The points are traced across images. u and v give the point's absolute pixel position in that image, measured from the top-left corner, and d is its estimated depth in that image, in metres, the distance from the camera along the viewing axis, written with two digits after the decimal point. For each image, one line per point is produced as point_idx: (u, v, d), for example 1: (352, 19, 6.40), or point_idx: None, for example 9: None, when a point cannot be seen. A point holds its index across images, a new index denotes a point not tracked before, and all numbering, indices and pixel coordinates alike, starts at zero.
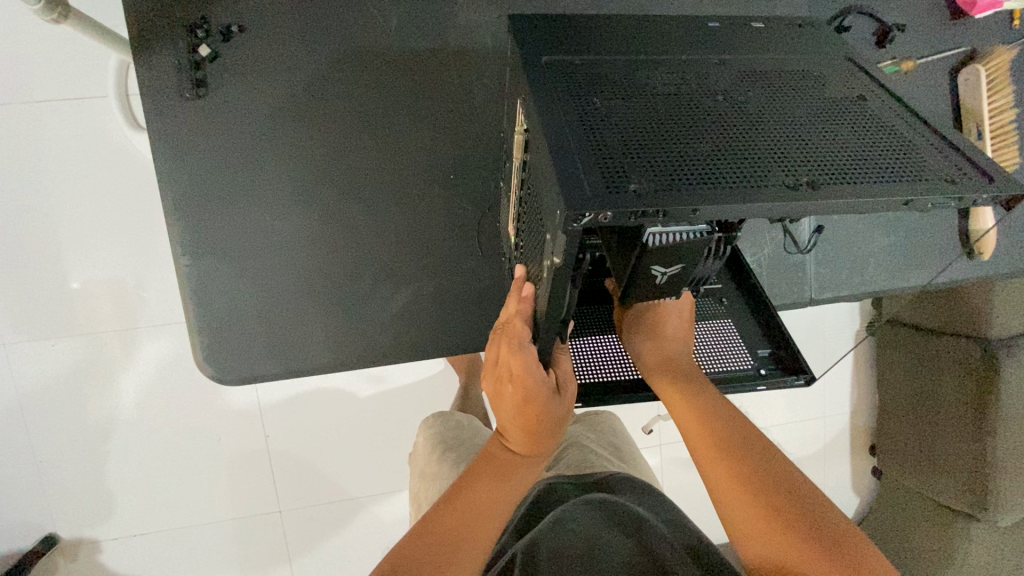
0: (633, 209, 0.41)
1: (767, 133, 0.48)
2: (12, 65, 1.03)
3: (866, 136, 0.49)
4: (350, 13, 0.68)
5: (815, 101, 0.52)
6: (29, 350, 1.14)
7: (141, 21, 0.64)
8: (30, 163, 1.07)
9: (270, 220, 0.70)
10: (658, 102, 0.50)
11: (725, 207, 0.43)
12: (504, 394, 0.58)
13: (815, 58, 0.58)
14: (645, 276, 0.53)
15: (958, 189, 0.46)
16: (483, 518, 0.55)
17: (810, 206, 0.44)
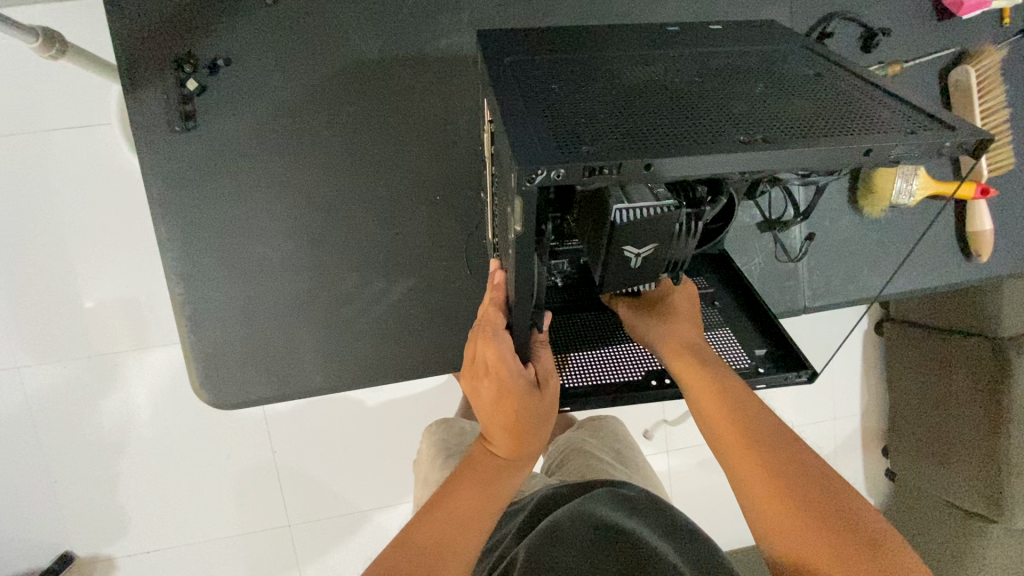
0: (586, 163, 0.39)
1: (721, 102, 0.48)
2: (18, 97, 1.06)
3: (821, 103, 0.49)
4: (331, 41, 0.69)
5: (770, 78, 0.52)
6: (41, 373, 1.17)
7: (132, 58, 0.66)
8: (37, 191, 1.11)
9: (259, 245, 0.72)
10: (613, 84, 0.50)
11: (681, 161, 0.41)
12: (482, 393, 0.57)
13: (773, 49, 0.58)
14: (617, 258, 0.49)
15: (924, 137, 0.44)
16: (464, 526, 0.54)
17: (766, 157, 0.42)
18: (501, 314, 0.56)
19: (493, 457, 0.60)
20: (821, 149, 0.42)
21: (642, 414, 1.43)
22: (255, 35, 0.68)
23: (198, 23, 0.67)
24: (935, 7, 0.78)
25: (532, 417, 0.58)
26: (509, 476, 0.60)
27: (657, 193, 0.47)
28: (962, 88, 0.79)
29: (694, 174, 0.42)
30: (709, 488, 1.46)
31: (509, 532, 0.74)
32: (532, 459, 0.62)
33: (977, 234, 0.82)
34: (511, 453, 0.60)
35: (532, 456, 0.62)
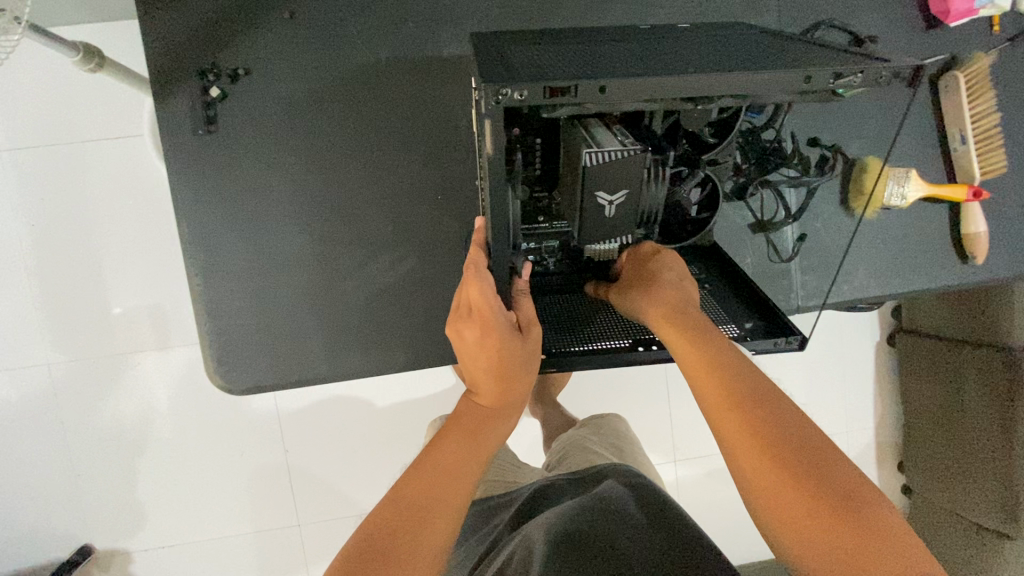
0: (546, 83, 0.43)
1: (681, 54, 0.52)
2: (60, 109, 1.15)
3: (773, 53, 0.53)
4: (342, 51, 0.75)
5: (730, 44, 0.57)
6: (69, 369, 1.23)
7: (163, 69, 0.72)
8: (72, 197, 1.18)
9: (272, 241, 0.77)
10: (585, 51, 0.56)
11: (636, 83, 0.44)
12: (467, 341, 0.60)
13: (736, 33, 0.65)
14: (591, 206, 0.52)
15: (871, 66, 0.47)
16: (454, 475, 0.56)
17: (719, 81, 0.45)
18: (483, 255, 0.60)
19: (479, 407, 0.62)
20: (770, 72, 0.45)
21: (647, 421, 1.44)
22: (274, 48, 0.74)
23: (223, 37, 0.73)
24: (924, 16, 0.81)
25: (515, 361, 0.61)
26: (495, 425, 0.61)
27: (624, 140, 0.51)
28: (950, 92, 0.81)
29: (644, 97, 0.45)
30: (715, 497, 1.45)
31: (503, 520, 0.76)
32: (518, 409, 0.64)
33: (973, 237, 0.83)
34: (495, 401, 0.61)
35: (520, 402, 0.64)
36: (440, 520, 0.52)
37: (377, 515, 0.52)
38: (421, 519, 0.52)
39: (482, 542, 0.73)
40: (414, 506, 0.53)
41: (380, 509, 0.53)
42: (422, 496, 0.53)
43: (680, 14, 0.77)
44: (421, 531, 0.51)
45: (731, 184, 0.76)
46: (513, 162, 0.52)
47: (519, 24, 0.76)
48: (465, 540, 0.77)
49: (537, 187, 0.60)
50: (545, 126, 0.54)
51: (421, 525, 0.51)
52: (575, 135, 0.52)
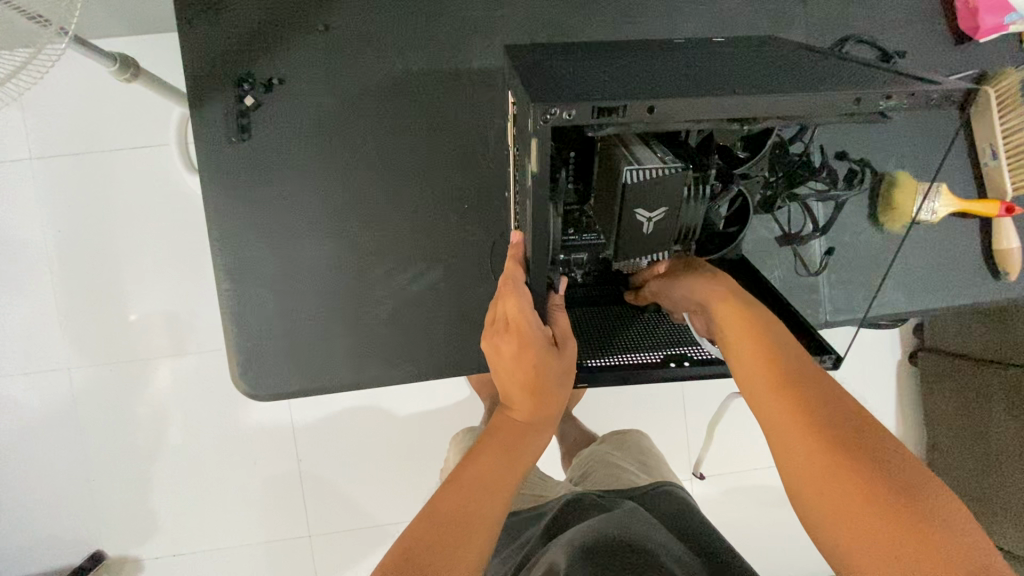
0: (594, 104, 0.44)
1: (722, 72, 0.52)
2: (93, 118, 1.18)
3: (815, 74, 0.53)
4: (374, 63, 0.76)
5: (769, 62, 0.57)
6: (89, 373, 1.24)
7: (200, 78, 0.74)
8: (101, 203, 1.21)
9: (301, 248, 0.77)
10: (622, 66, 0.56)
11: (683, 104, 0.44)
12: (504, 353, 0.60)
13: (770, 51, 0.65)
14: (629, 223, 0.54)
15: (918, 92, 0.47)
16: (489, 492, 0.55)
17: (767, 104, 0.45)
18: (521, 270, 0.61)
19: (514, 421, 0.62)
20: (817, 97, 0.45)
21: (665, 437, 1.42)
22: (307, 60, 0.75)
23: (258, 49, 0.74)
24: (953, 31, 0.81)
25: (550, 376, 0.61)
26: (529, 437, 0.62)
27: (664, 156, 0.51)
28: None
29: (692, 119, 0.45)
30: (734, 517, 1.42)
31: (531, 537, 0.75)
32: (550, 423, 0.64)
33: (1004, 252, 0.82)
34: (529, 414, 0.62)
35: (550, 420, 0.64)
36: (476, 539, 0.52)
37: (412, 533, 0.51)
38: (457, 536, 0.51)
39: (510, 558, 0.72)
40: (450, 523, 0.52)
41: (415, 526, 0.52)
42: (458, 513, 0.53)
43: (708, 29, 0.78)
44: (461, 548, 0.50)
45: (759, 198, 0.75)
46: (557, 177, 0.53)
47: (548, 38, 0.77)
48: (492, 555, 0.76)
49: (571, 201, 0.59)
50: (583, 141, 0.52)
51: (459, 543, 0.51)
52: (615, 150, 0.52)
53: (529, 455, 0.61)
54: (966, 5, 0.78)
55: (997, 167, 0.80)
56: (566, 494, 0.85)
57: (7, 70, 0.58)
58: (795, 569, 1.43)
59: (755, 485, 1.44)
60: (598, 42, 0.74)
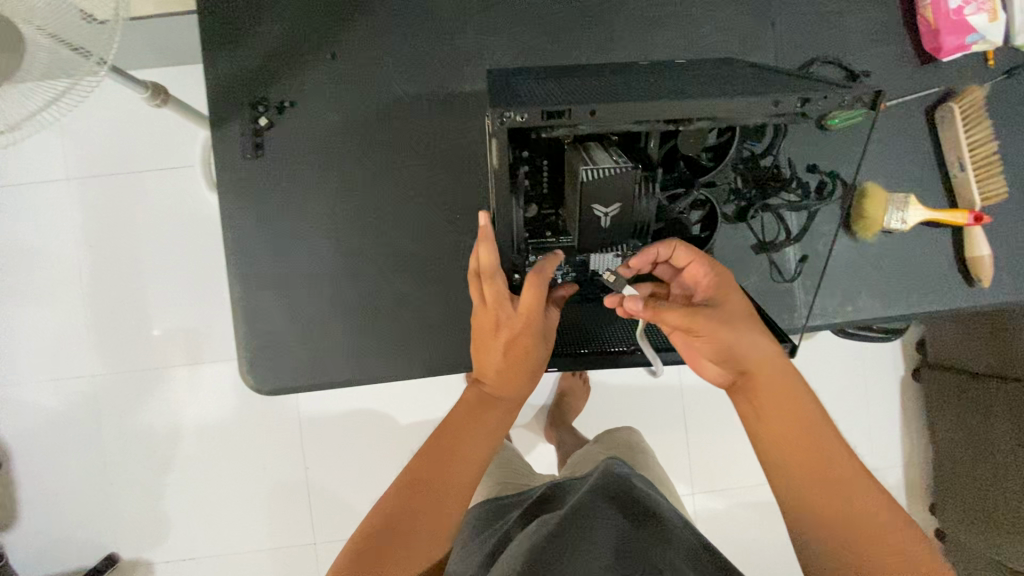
0: (542, 108, 0.53)
1: (661, 83, 0.62)
2: (126, 141, 1.29)
3: (740, 83, 0.63)
4: (376, 87, 0.84)
5: (706, 74, 0.68)
6: (112, 378, 1.32)
7: (220, 102, 0.83)
8: (129, 219, 1.30)
9: (306, 254, 0.84)
10: (583, 79, 0.67)
11: (615, 108, 0.54)
12: (490, 334, 0.66)
13: (716, 66, 0.74)
14: (589, 219, 0.59)
15: (816, 97, 0.57)
16: (462, 464, 0.61)
17: (686, 107, 0.55)
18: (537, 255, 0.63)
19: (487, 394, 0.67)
20: (730, 100, 0.56)
21: (663, 449, 1.43)
22: (316, 86, 0.83)
23: (273, 76, 0.83)
24: (917, 52, 0.86)
25: (531, 359, 0.67)
26: (502, 410, 0.66)
27: (617, 159, 0.58)
28: (947, 122, 0.84)
29: (629, 117, 0.55)
30: (734, 531, 1.42)
31: (511, 519, 0.80)
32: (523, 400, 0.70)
33: (977, 260, 0.84)
34: (502, 389, 0.67)
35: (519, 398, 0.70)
36: (447, 507, 0.58)
37: (388, 502, 0.58)
38: (431, 504, 0.58)
39: (490, 537, 0.78)
40: (425, 491, 0.59)
41: (391, 495, 0.58)
42: (434, 481, 0.59)
43: (682, 52, 0.84)
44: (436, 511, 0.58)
45: (732, 208, 0.80)
46: (516, 176, 0.62)
47: (535, 63, 0.84)
48: (475, 536, 0.81)
49: (545, 205, 0.66)
50: (551, 148, 0.62)
51: (434, 507, 0.58)
52: (574, 154, 0.59)
53: (501, 427, 0.66)
54: (929, 28, 0.83)
55: (965, 178, 0.83)
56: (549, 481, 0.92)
57: (51, 95, 0.67)
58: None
59: (753, 499, 1.44)
60: (579, 65, 0.80)
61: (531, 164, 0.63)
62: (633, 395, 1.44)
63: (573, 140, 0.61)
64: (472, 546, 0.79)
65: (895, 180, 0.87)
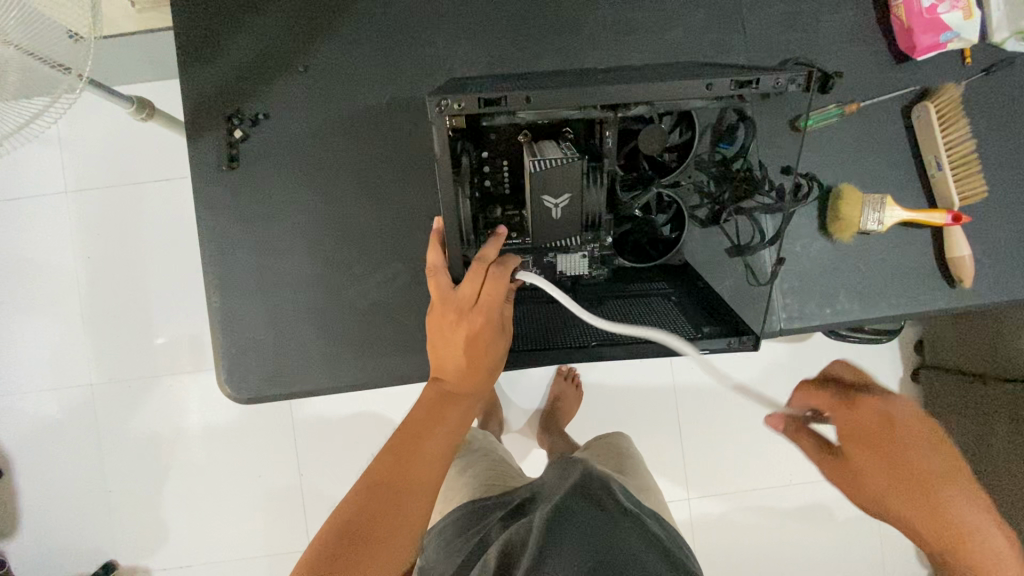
0: (479, 96, 0.54)
1: (609, 81, 0.65)
2: (120, 154, 1.31)
3: (686, 76, 0.64)
4: (349, 98, 0.85)
5: (658, 73, 0.70)
6: (107, 387, 1.34)
7: (197, 116, 0.84)
8: (122, 230, 1.32)
9: (283, 265, 0.85)
10: (539, 83, 0.70)
11: (556, 95, 0.55)
12: (449, 327, 0.62)
13: (673, 67, 0.78)
14: (540, 210, 0.59)
15: (758, 76, 0.57)
16: (423, 468, 0.59)
17: (628, 95, 0.56)
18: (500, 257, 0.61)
19: (448, 392, 0.64)
20: (670, 85, 0.56)
21: (656, 452, 1.42)
22: (291, 97, 0.84)
23: (248, 89, 0.84)
24: (892, 51, 0.85)
25: (495, 360, 0.64)
26: (463, 408, 0.63)
27: (565, 150, 0.58)
28: (924, 122, 0.83)
29: (568, 105, 0.55)
30: (729, 537, 1.41)
31: (494, 518, 0.79)
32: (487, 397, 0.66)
33: (958, 261, 0.83)
34: (463, 386, 0.64)
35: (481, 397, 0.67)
36: (407, 512, 0.57)
37: (352, 506, 0.56)
38: (392, 508, 0.56)
39: (473, 537, 0.77)
40: (388, 495, 0.57)
41: (353, 500, 0.57)
42: (393, 485, 0.58)
43: (653, 58, 0.84)
44: (396, 517, 0.56)
45: (704, 210, 0.83)
46: (460, 166, 0.60)
47: (507, 71, 0.84)
48: (458, 534, 0.80)
49: (506, 204, 0.67)
50: (510, 146, 0.63)
51: (395, 512, 0.56)
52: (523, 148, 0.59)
53: (463, 426, 0.63)
54: (902, 27, 0.82)
55: (942, 178, 0.82)
56: (533, 485, 0.88)
57: (28, 116, 0.69)
58: None
59: (750, 503, 1.42)
60: (550, 72, 0.81)
61: (492, 163, 0.64)
62: (624, 399, 1.43)
63: (529, 137, 0.62)
64: (454, 544, 0.78)
65: (873, 180, 0.86)
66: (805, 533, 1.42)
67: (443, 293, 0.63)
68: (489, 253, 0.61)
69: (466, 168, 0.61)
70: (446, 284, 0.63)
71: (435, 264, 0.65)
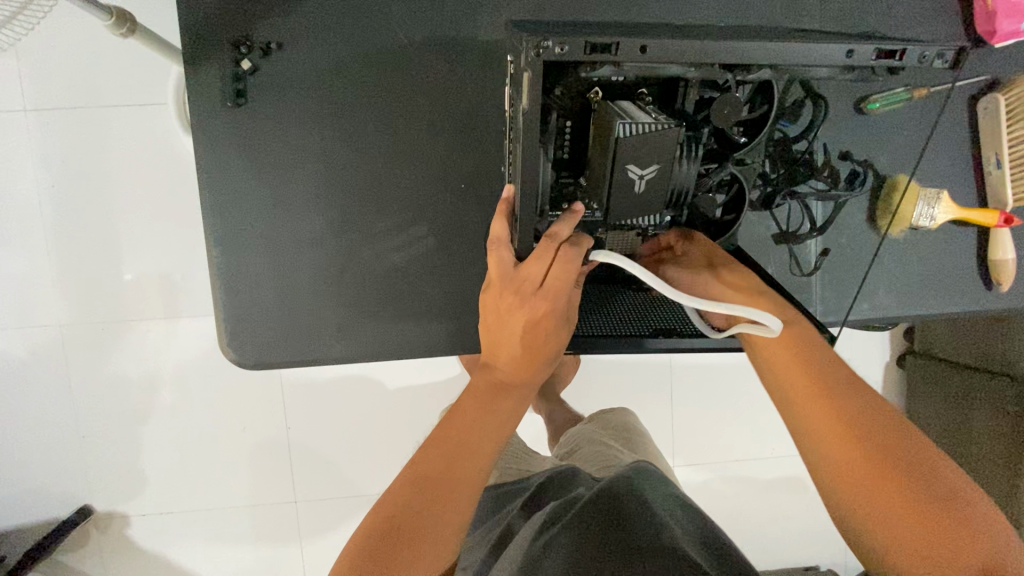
0: (587, 39, 0.49)
1: (702, 35, 0.60)
2: (89, 71, 1.14)
3: (786, 36, 0.60)
4: (377, 31, 0.74)
5: (748, 32, 0.65)
6: (78, 328, 1.22)
7: (196, 39, 0.72)
8: (93, 158, 1.18)
9: (294, 218, 0.77)
10: (611, 30, 0.64)
11: (668, 46, 0.50)
12: (507, 309, 0.60)
13: (751, 28, 0.72)
14: (621, 181, 0.53)
15: (903, 44, 0.56)
16: (469, 459, 0.58)
17: (743, 51, 0.51)
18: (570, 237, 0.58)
19: (498, 379, 0.63)
20: (791, 46, 0.52)
21: (651, 423, 1.41)
22: (307, 23, 0.73)
23: (257, 10, 0.72)
24: (968, 33, 0.79)
25: (551, 347, 0.63)
26: (513, 400, 0.63)
27: (657, 116, 0.52)
28: (989, 115, 0.80)
29: (679, 61, 0.51)
30: (718, 508, 1.44)
31: (511, 511, 0.78)
32: (535, 387, 0.66)
33: (1000, 263, 0.82)
34: (516, 375, 0.63)
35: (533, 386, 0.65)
36: (458, 502, 0.55)
37: (396, 499, 0.54)
38: (441, 498, 0.54)
39: (496, 526, 0.77)
40: (435, 484, 0.55)
41: (396, 492, 0.55)
42: (440, 477, 0.56)
43: (721, 17, 0.76)
44: (446, 506, 0.54)
45: (758, 193, 0.74)
46: (547, 122, 0.55)
47: (558, 15, 0.74)
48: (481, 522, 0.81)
49: (565, 172, 0.60)
50: (579, 106, 0.56)
51: (445, 502, 0.54)
52: (608, 109, 0.54)
53: (512, 417, 0.62)
54: (984, 8, 0.76)
55: (1001, 176, 0.80)
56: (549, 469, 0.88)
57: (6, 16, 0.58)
58: (769, 555, 1.46)
59: (739, 475, 1.44)
60: (609, 23, 0.72)
61: (556, 122, 0.57)
62: (626, 372, 1.40)
63: (603, 97, 0.56)
64: (479, 532, 0.78)
65: (926, 174, 0.83)
66: (787, 506, 1.45)
67: (504, 272, 0.60)
68: (562, 230, 0.58)
69: (552, 125, 0.56)
70: (508, 262, 0.60)
71: (499, 235, 0.61)
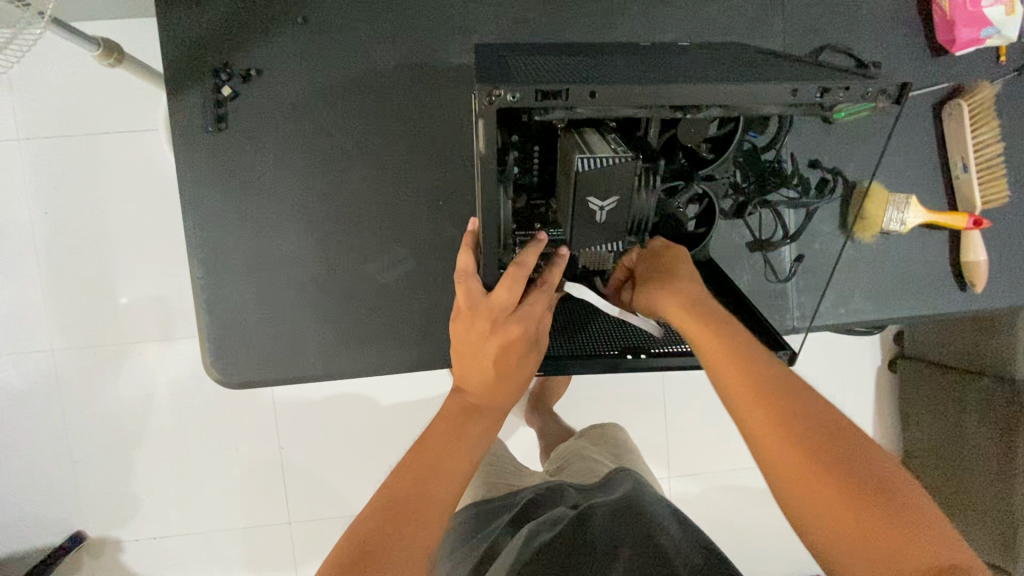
0: (537, 87, 0.49)
1: (661, 65, 0.60)
2: (80, 100, 1.17)
3: (743, 67, 0.60)
4: (354, 56, 0.76)
5: (708, 58, 0.66)
6: (69, 352, 1.23)
7: (179, 69, 0.74)
8: (85, 183, 1.19)
9: (277, 240, 0.78)
10: (574, 56, 0.65)
11: (620, 90, 0.51)
12: (479, 336, 0.63)
13: (714, 48, 0.74)
14: (582, 212, 0.54)
15: (843, 82, 0.53)
16: (441, 482, 0.59)
17: (694, 93, 0.52)
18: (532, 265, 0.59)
19: (470, 403, 0.66)
20: (743, 86, 0.52)
21: (644, 434, 1.41)
22: (289, 52, 0.75)
23: (238, 39, 0.75)
24: (929, 42, 0.81)
25: (521, 371, 0.66)
26: (485, 423, 0.65)
27: (616, 148, 0.53)
28: (954, 121, 0.82)
29: (631, 102, 0.51)
30: (715, 517, 1.43)
31: (498, 527, 0.78)
32: (507, 409, 0.68)
33: (972, 264, 0.83)
34: (486, 400, 0.66)
35: (504, 409, 0.68)
36: (431, 520, 0.55)
37: (363, 527, 0.53)
38: (412, 514, 0.55)
39: (481, 543, 0.76)
40: (406, 505, 0.55)
41: (369, 515, 0.55)
42: (412, 498, 0.56)
43: (687, 35, 0.78)
44: (415, 522, 0.54)
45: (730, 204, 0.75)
46: (506, 161, 0.55)
47: (529, 37, 0.77)
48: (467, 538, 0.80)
49: (536, 195, 0.61)
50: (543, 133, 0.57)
51: (415, 517, 0.55)
52: (569, 141, 0.54)
53: (482, 441, 0.65)
54: (944, 17, 0.78)
55: (968, 180, 0.82)
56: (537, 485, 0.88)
57: None
58: (768, 564, 1.45)
59: (735, 484, 1.44)
60: (580, 45, 0.74)
61: (521, 150, 0.57)
62: (618, 383, 1.40)
63: (565, 126, 0.56)
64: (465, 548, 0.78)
65: (894, 181, 0.84)
66: (785, 514, 1.44)
67: (474, 302, 0.62)
68: (528, 259, 0.59)
69: (512, 162, 0.56)
70: (478, 293, 0.62)
71: (466, 267, 0.62)
